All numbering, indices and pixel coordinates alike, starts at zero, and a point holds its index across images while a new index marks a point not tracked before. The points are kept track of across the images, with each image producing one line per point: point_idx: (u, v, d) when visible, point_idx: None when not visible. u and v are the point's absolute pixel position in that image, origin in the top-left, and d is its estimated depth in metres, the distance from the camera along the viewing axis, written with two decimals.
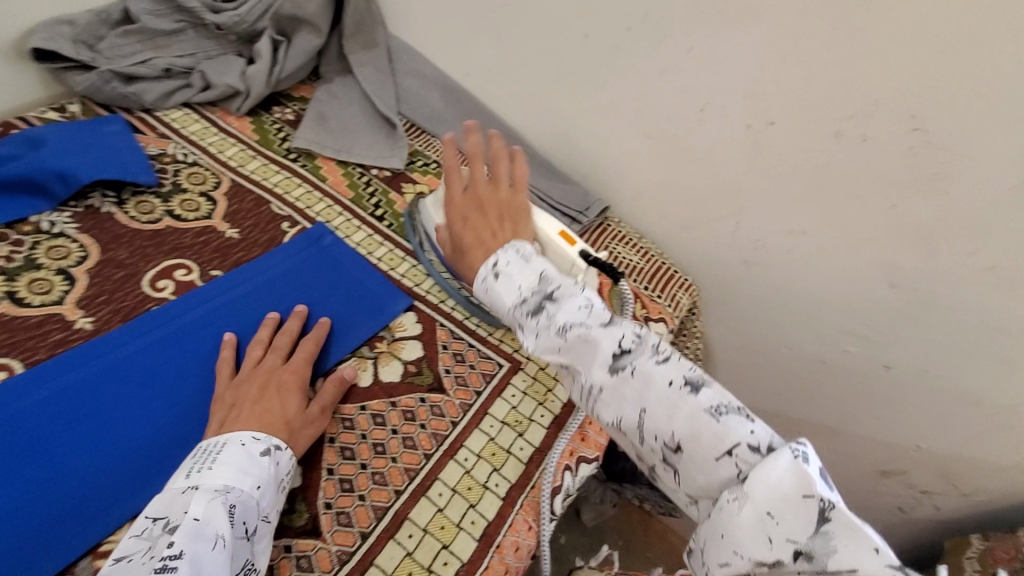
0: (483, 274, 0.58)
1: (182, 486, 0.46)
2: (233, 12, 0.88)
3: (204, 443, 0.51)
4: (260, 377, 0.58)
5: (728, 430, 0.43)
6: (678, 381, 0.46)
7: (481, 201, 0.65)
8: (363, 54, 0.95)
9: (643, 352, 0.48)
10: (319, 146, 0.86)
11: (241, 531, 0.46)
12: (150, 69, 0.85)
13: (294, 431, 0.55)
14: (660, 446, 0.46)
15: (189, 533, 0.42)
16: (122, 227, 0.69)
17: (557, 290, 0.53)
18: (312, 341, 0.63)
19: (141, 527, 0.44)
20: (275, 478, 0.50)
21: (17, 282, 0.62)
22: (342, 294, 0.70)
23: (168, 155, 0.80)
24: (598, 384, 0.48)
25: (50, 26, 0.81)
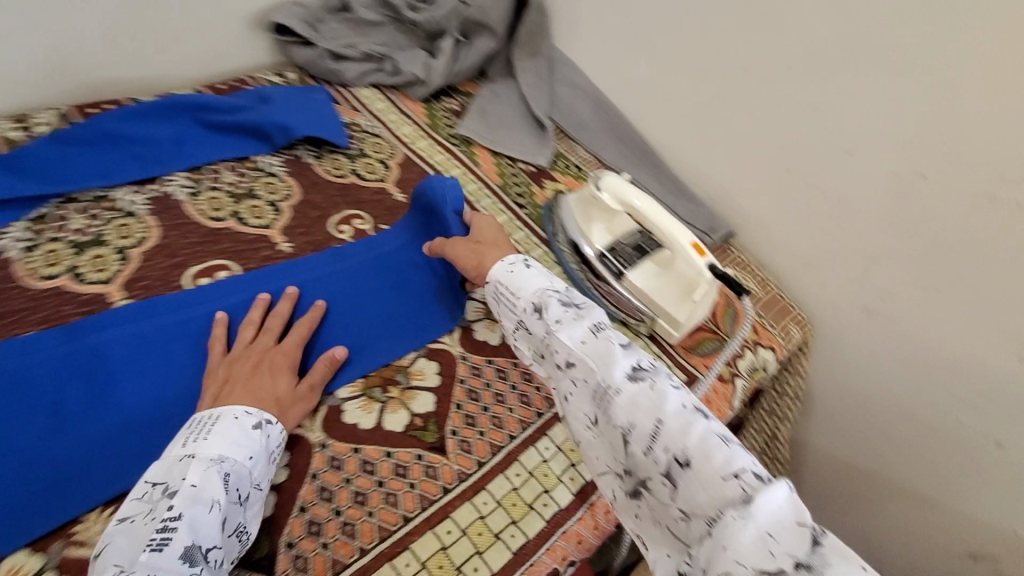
0: (512, 261, 0.65)
1: (179, 454, 0.49)
2: (428, 13, 1.01)
3: (199, 415, 0.53)
4: (253, 357, 0.60)
5: (735, 454, 0.44)
6: (690, 404, 0.49)
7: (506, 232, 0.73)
8: (528, 60, 1.06)
9: (661, 373, 0.51)
10: (478, 136, 0.98)
11: (235, 496, 0.49)
12: (355, 52, 1.00)
13: (283, 407, 0.57)
14: (667, 458, 0.46)
15: (187, 497, 0.46)
16: (318, 176, 0.84)
17: (582, 301, 0.59)
18: (303, 325, 0.64)
19: (142, 492, 0.47)
20: (266, 449, 0.53)
21: (240, 206, 0.76)
22: (364, 284, 0.71)
23: (357, 124, 0.94)
24: (617, 387, 0.50)
25: (289, 6, 0.98)
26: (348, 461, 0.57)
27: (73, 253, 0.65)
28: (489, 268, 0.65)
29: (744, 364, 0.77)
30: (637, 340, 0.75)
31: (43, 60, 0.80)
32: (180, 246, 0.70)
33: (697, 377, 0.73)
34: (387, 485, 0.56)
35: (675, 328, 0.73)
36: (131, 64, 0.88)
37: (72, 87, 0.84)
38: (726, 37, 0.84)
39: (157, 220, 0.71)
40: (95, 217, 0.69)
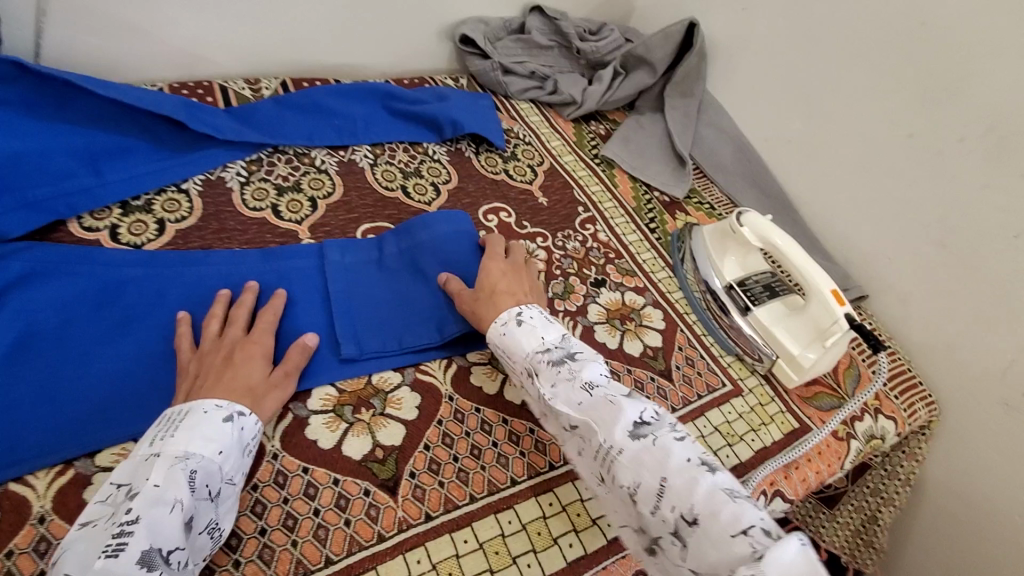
0: (505, 319, 0.64)
1: (145, 453, 0.49)
2: (594, 44, 1.11)
3: (169, 412, 0.53)
4: (223, 348, 0.59)
5: (743, 512, 0.48)
6: (695, 459, 0.52)
7: (516, 271, 0.72)
8: (678, 99, 1.10)
9: (661, 427, 0.55)
10: (620, 160, 1.03)
11: (205, 493, 0.49)
12: (523, 69, 1.10)
13: (257, 397, 0.57)
14: (675, 517, 0.50)
15: (149, 498, 0.46)
16: (475, 170, 0.92)
17: (579, 353, 0.62)
18: (270, 312, 0.64)
19: (108, 492, 0.47)
20: (239, 443, 0.53)
21: (408, 183, 0.86)
22: (358, 275, 0.72)
23: (513, 132, 1.03)
24: (619, 447, 0.55)
25: (474, 21, 1.09)
26: (470, 418, 0.64)
27: (275, 194, 0.78)
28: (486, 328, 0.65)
29: (863, 430, 0.74)
30: (751, 377, 0.75)
31: (278, 40, 0.96)
32: (357, 204, 0.81)
33: (811, 429, 0.71)
34: (500, 447, 0.63)
35: (797, 372, 0.73)
36: (340, 53, 1.02)
37: (291, 64, 1.00)
38: (894, 102, 0.83)
39: (342, 180, 0.83)
40: (295, 169, 0.82)
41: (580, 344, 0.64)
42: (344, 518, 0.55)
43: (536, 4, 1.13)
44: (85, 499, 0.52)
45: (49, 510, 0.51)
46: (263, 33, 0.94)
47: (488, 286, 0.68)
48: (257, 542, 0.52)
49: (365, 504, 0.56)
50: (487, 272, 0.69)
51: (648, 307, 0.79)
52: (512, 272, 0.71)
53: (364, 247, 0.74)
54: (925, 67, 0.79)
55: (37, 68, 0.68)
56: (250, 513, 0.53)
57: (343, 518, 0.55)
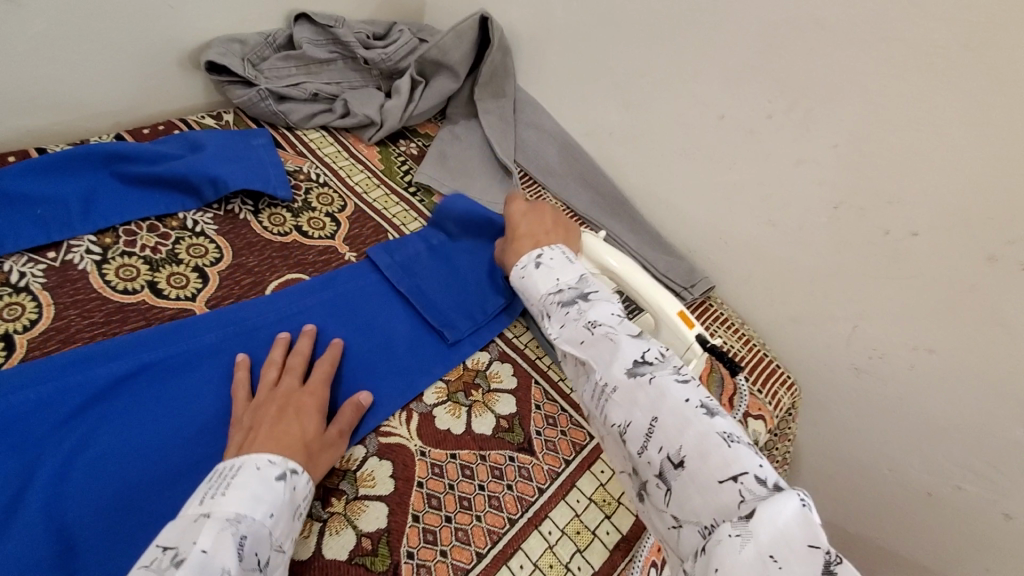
0: (525, 263, 0.65)
1: (194, 514, 0.43)
2: (381, 50, 0.95)
3: (219, 466, 0.48)
4: (278, 399, 0.55)
5: (737, 457, 0.42)
6: (694, 401, 0.47)
7: (540, 210, 0.73)
8: (491, 102, 0.99)
9: (664, 367, 0.50)
10: (438, 184, 0.88)
11: (254, 563, 0.43)
12: (301, 92, 0.90)
13: (311, 455, 0.52)
14: (662, 458, 0.45)
15: (197, 565, 0.39)
16: (256, 235, 0.74)
17: (594, 294, 0.59)
18: (326, 361, 0.61)
19: (149, 561, 0.40)
20: (290, 504, 0.47)
21: (158, 273, 0.66)
22: (419, 278, 0.73)
23: (303, 173, 0.84)
24: (616, 383, 0.50)
25: (225, 42, 0.86)
26: None
27: None
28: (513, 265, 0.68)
29: None
30: None
31: None
32: (79, 329, 0.60)
33: None
34: None
35: None
36: (41, 110, 0.77)
37: None
38: (700, 83, 0.78)
39: (55, 297, 0.61)
40: None
41: (599, 286, 0.61)
42: None
43: (302, 12, 0.93)
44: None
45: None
46: None
47: (511, 231, 0.71)
48: None
49: None
50: (511, 216, 0.73)
51: (494, 365, 0.70)
52: (534, 211, 0.73)
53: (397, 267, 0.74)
54: (720, 43, 0.74)
55: None
56: None
57: None
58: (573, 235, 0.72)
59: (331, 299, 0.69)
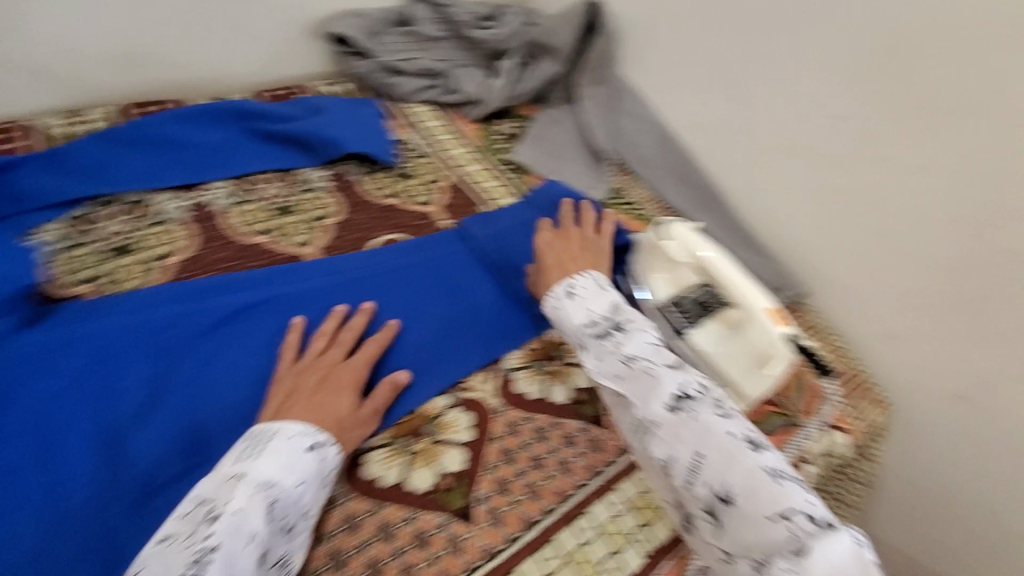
0: (557, 291, 0.65)
1: (229, 473, 0.48)
2: (491, 31, 0.98)
3: (255, 429, 0.51)
4: (320, 370, 0.57)
5: (784, 495, 0.46)
6: (739, 436, 0.50)
7: (566, 236, 0.72)
8: (592, 88, 0.98)
9: (704, 403, 0.52)
10: (534, 163, 0.91)
11: (280, 526, 0.46)
12: (413, 67, 0.95)
13: (343, 430, 0.54)
14: (710, 495, 0.48)
15: (229, 524, 0.44)
16: (365, 196, 0.79)
17: (629, 325, 0.61)
18: (374, 342, 0.61)
19: (194, 511, 0.46)
20: (318, 473, 0.50)
21: (281, 221, 0.73)
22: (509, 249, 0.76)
23: (409, 144, 0.89)
24: (658, 420, 0.52)
25: (352, 17, 0.93)
26: (364, 524, 0.52)
27: (103, 259, 0.64)
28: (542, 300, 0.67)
29: (816, 449, 0.69)
30: None
31: (102, 58, 0.79)
32: (214, 260, 0.66)
33: None
34: (404, 556, 0.50)
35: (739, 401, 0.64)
36: (188, 64, 0.86)
37: (133, 88, 0.83)
38: (817, 82, 0.77)
39: (195, 231, 0.68)
40: (133, 222, 0.67)
41: (632, 314, 0.63)
42: None
43: None
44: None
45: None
46: (83, 53, 0.77)
47: (541, 262, 0.70)
48: None
49: None
50: (538, 247, 0.71)
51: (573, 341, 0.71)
52: (562, 239, 0.71)
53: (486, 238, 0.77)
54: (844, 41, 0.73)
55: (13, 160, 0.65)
56: None
57: None
58: (600, 262, 0.70)
59: (420, 264, 0.72)
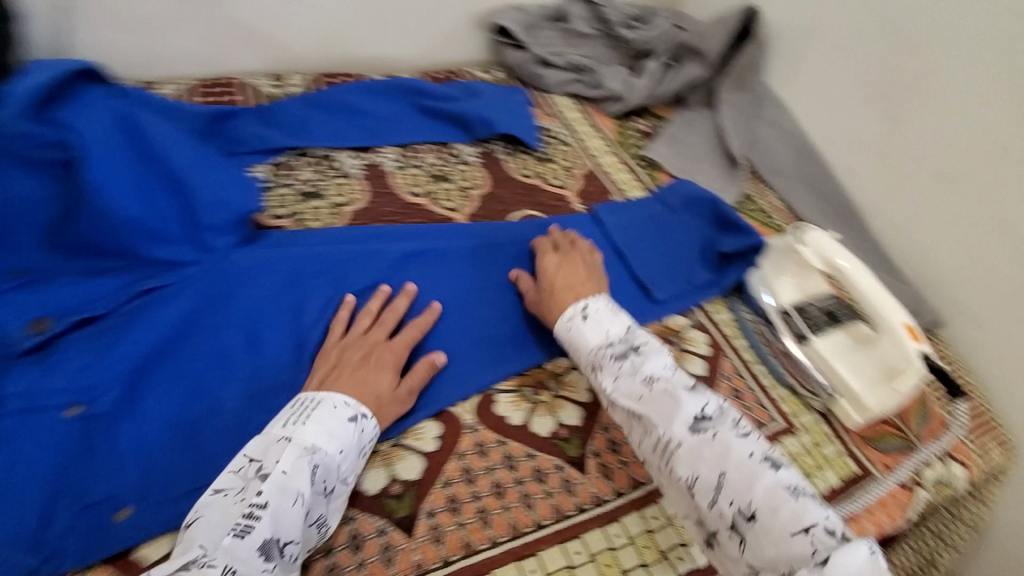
0: (570, 313, 0.63)
1: (278, 434, 0.51)
2: (641, 32, 1.02)
3: (302, 396, 0.55)
4: (363, 346, 0.60)
5: (805, 510, 0.48)
6: (758, 455, 0.51)
7: (572, 260, 0.69)
8: (734, 94, 1.00)
9: (724, 422, 0.54)
10: (666, 162, 0.94)
11: (321, 489, 0.50)
12: (562, 61, 1.01)
13: (381, 406, 0.57)
14: (734, 511, 0.50)
15: (277, 485, 0.47)
16: (509, 174, 0.86)
17: (643, 345, 0.60)
18: (415, 327, 0.63)
19: (246, 467, 0.50)
20: (357, 444, 0.53)
21: (436, 187, 0.81)
22: (637, 237, 0.80)
23: (551, 131, 0.94)
24: (679, 440, 0.53)
25: (512, 10, 1.01)
26: (493, 451, 0.58)
27: (298, 200, 0.74)
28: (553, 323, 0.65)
29: (931, 477, 0.67)
30: (806, 413, 0.68)
31: (307, 33, 0.92)
32: (382, 213, 0.76)
33: (873, 475, 0.65)
34: (525, 486, 0.57)
35: (859, 413, 0.66)
36: (371, 42, 0.98)
37: (326, 59, 0.97)
38: (980, 105, 0.73)
39: (368, 187, 0.78)
40: (320, 173, 0.78)
41: (646, 336, 0.62)
42: (358, 560, 0.51)
43: None
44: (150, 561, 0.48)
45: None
46: (293, 27, 0.91)
47: (547, 288, 0.67)
48: None
49: (378, 546, 0.52)
50: (545, 271, 0.68)
51: (690, 330, 0.72)
52: (570, 262, 0.69)
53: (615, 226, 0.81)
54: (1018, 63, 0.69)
55: (188, 106, 0.74)
56: None
57: (356, 559, 0.51)
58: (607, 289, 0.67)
59: None
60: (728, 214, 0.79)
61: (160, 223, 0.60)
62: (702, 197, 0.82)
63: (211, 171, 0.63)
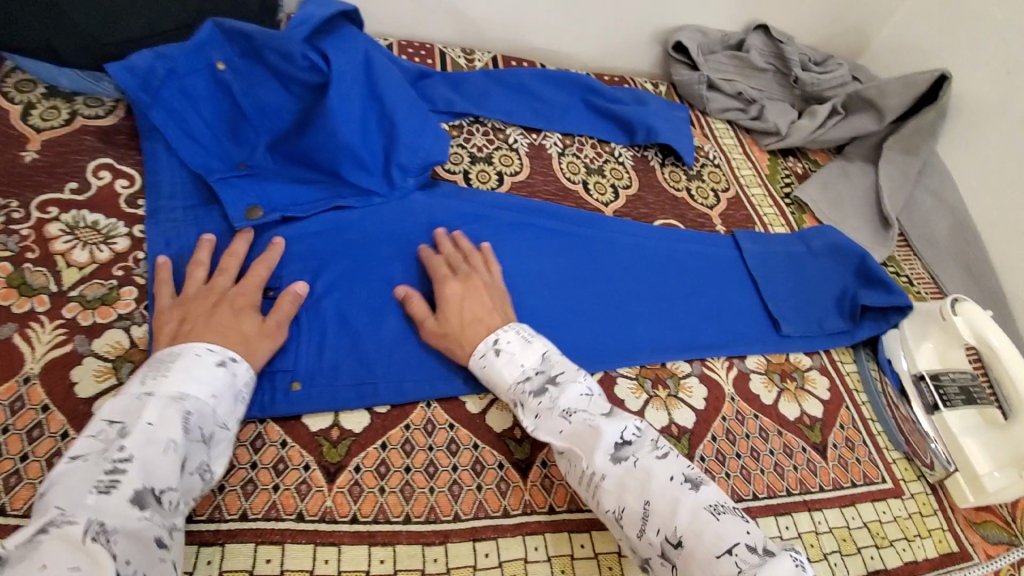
0: (482, 350, 0.57)
1: (135, 392, 0.45)
2: (816, 76, 1.01)
3: (157, 354, 0.49)
4: (213, 295, 0.55)
5: (725, 530, 0.44)
6: (678, 477, 0.48)
7: (473, 284, 0.62)
8: (899, 155, 0.97)
9: (642, 446, 0.50)
10: (815, 206, 0.93)
11: (198, 437, 0.45)
12: (729, 88, 1.03)
13: (250, 346, 0.53)
14: (660, 540, 0.46)
15: (144, 436, 0.42)
16: (658, 182, 0.89)
17: (560, 373, 0.55)
18: (263, 263, 0.60)
19: (102, 430, 0.43)
20: (232, 389, 0.49)
21: (590, 178, 0.86)
22: (775, 269, 0.81)
23: (704, 151, 0.96)
24: (602, 472, 0.49)
25: (693, 31, 1.04)
26: None
27: (468, 162, 0.81)
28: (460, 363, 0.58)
29: None
30: (916, 482, 0.68)
31: (500, 17, 1.00)
32: (539, 191, 0.81)
33: (973, 558, 0.64)
34: None
35: (975, 495, 0.66)
36: (553, 38, 1.04)
37: (508, 44, 1.04)
38: None
39: (530, 164, 0.84)
40: (490, 142, 0.85)
41: (562, 360, 0.57)
42: (477, 482, 0.53)
43: (763, 25, 1.06)
44: (313, 429, 0.53)
45: (35, 372, 0.51)
46: (491, 9, 0.99)
47: (444, 323, 0.59)
48: (373, 500, 0.50)
49: (497, 477, 0.54)
50: (445, 302, 0.60)
51: (812, 372, 0.73)
52: (472, 289, 0.61)
53: (753, 251, 0.81)
54: None
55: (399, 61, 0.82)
56: (400, 448, 0.54)
57: (477, 482, 0.53)
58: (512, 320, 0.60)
59: (685, 252, 0.79)
60: (873, 270, 0.79)
61: (366, 155, 0.68)
62: (850, 248, 0.82)
63: (417, 117, 0.70)
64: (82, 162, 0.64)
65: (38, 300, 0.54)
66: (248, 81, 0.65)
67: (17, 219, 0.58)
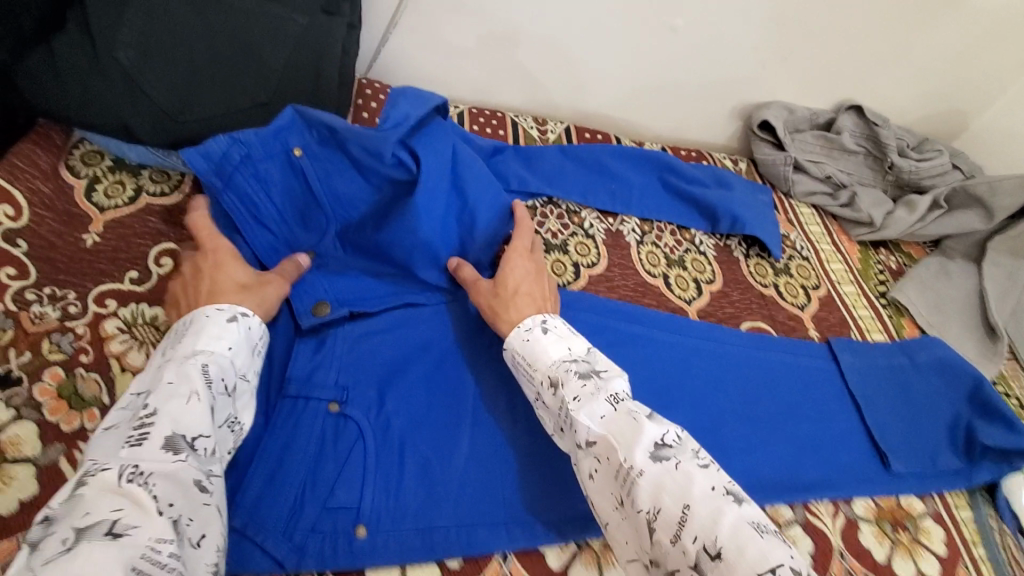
0: (528, 324, 0.55)
1: (157, 362, 0.46)
2: (915, 164, 0.94)
3: (177, 327, 0.50)
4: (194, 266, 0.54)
5: (771, 548, 0.37)
6: (722, 488, 0.40)
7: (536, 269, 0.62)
8: (1008, 258, 0.89)
9: (685, 452, 0.43)
10: (917, 310, 0.84)
11: (220, 389, 0.45)
12: (818, 171, 0.95)
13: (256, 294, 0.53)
14: (695, 549, 0.38)
15: (164, 393, 0.42)
16: (742, 276, 0.82)
17: (605, 368, 0.51)
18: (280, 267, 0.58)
19: (129, 401, 0.43)
20: (247, 341, 0.50)
21: (670, 271, 0.79)
22: (879, 389, 0.72)
23: (790, 240, 0.89)
24: (640, 469, 0.42)
25: (780, 108, 0.97)
26: None
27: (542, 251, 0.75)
28: (506, 329, 0.56)
29: None
30: None
31: (578, 86, 0.95)
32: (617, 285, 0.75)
33: None
34: None
35: None
36: (630, 109, 1.00)
37: (584, 113, 0.99)
38: None
39: (607, 255, 0.78)
40: (565, 227, 0.79)
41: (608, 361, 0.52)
42: None
43: (855, 103, 0.99)
44: None
45: None
46: (569, 79, 0.94)
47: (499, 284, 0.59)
48: None
49: None
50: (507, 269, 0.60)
51: (926, 519, 0.65)
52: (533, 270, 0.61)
53: (855, 369, 0.73)
54: None
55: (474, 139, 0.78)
56: None
57: None
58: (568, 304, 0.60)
59: (774, 366, 0.71)
60: (992, 399, 0.70)
61: (443, 250, 0.63)
62: (962, 369, 0.73)
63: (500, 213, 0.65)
64: (145, 247, 0.60)
65: (89, 415, 0.50)
66: (327, 169, 0.61)
67: (73, 313, 0.54)
